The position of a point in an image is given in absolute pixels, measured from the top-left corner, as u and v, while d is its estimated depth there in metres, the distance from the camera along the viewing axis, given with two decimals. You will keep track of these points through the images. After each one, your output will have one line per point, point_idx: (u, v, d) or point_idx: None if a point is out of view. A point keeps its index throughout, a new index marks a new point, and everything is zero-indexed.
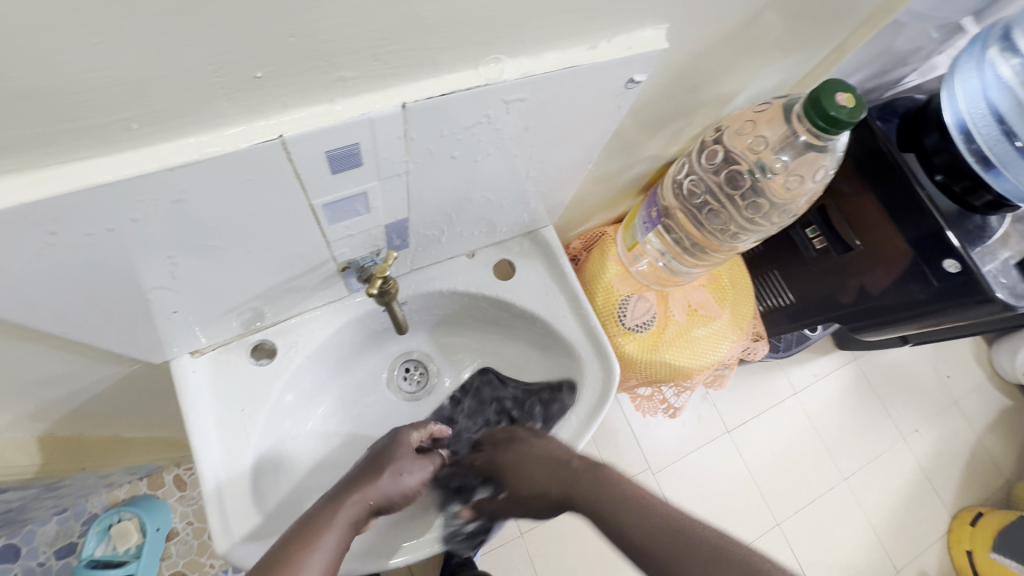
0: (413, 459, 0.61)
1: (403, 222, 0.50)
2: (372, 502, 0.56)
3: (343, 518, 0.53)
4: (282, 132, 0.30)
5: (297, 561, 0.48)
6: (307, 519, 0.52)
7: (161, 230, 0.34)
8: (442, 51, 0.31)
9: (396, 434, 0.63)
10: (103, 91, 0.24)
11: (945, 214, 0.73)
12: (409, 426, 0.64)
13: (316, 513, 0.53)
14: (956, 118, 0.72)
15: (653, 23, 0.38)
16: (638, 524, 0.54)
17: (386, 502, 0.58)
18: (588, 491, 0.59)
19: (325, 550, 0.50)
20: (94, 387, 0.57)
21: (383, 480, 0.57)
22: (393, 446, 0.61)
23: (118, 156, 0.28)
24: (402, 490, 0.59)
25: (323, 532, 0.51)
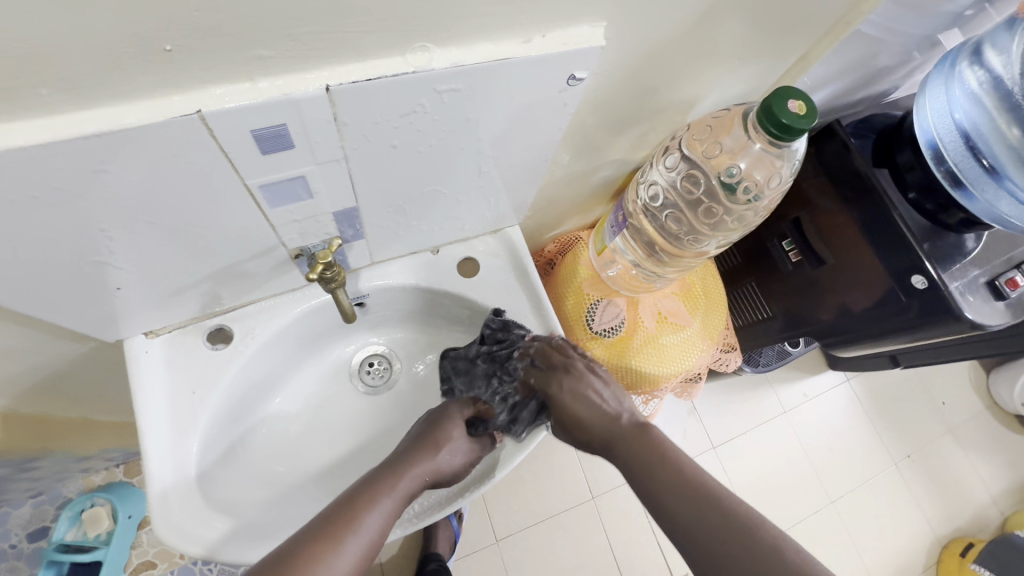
0: (465, 435, 0.63)
1: (352, 210, 0.50)
2: (426, 475, 0.58)
3: (400, 486, 0.55)
4: (201, 108, 0.31)
5: (356, 520, 0.50)
6: (362, 482, 0.54)
7: (91, 203, 0.35)
8: (365, 35, 0.32)
9: (449, 407, 0.65)
10: (11, 55, 0.25)
11: (913, 230, 0.72)
12: (455, 402, 0.66)
13: (374, 477, 0.55)
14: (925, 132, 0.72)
15: (589, 20, 0.39)
16: (671, 490, 0.54)
17: (438, 476, 0.60)
18: (636, 447, 0.59)
19: (378, 513, 0.52)
20: (50, 362, 0.58)
21: (439, 456, 0.59)
22: (447, 419, 0.63)
23: (34, 124, 0.29)
24: (454, 463, 0.61)
25: (379, 494, 0.53)
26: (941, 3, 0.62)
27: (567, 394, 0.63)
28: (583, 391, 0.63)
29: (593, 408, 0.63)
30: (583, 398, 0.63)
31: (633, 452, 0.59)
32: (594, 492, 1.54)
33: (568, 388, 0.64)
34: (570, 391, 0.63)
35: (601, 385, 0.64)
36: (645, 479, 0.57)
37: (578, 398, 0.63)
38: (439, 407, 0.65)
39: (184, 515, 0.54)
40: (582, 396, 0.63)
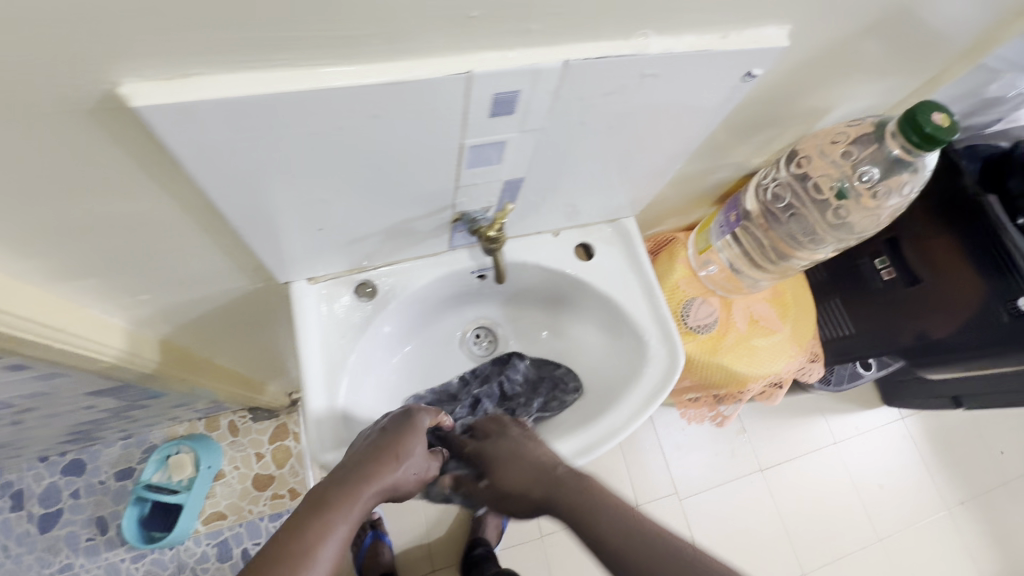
0: (419, 448, 0.58)
1: (518, 181, 0.56)
2: (384, 491, 0.53)
3: (357, 509, 0.50)
4: (473, 68, 0.37)
5: (310, 556, 0.45)
6: (315, 502, 0.49)
7: (347, 144, 0.41)
8: (606, 17, 0.38)
9: (407, 416, 0.59)
10: (370, 8, 0.31)
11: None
12: (422, 409, 0.61)
13: (326, 499, 0.49)
14: None
15: (777, 22, 0.44)
16: (615, 536, 0.54)
17: (394, 491, 0.55)
18: (575, 501, 0.57)
19: (334, 546, 0.47)
20: (221, 296, 0.65)
21: (399, 470, 0.54)
22: (404, 432, 0.57)
23: (350, 69, 0.35)
24: (407, 478, 0.56)
25: (336, 520, 0.48)
26: None
27: (503, 453, 0.63)
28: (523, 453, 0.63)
29: (525, 466, 0.61)
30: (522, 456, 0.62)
31: (582, 507, 0.56)
32: (638, 500, 1.60)
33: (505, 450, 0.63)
34: (506, 452, 0.63)
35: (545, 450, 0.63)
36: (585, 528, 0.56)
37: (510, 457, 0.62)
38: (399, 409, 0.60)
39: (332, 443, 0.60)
40: (515, 458, 0.62)
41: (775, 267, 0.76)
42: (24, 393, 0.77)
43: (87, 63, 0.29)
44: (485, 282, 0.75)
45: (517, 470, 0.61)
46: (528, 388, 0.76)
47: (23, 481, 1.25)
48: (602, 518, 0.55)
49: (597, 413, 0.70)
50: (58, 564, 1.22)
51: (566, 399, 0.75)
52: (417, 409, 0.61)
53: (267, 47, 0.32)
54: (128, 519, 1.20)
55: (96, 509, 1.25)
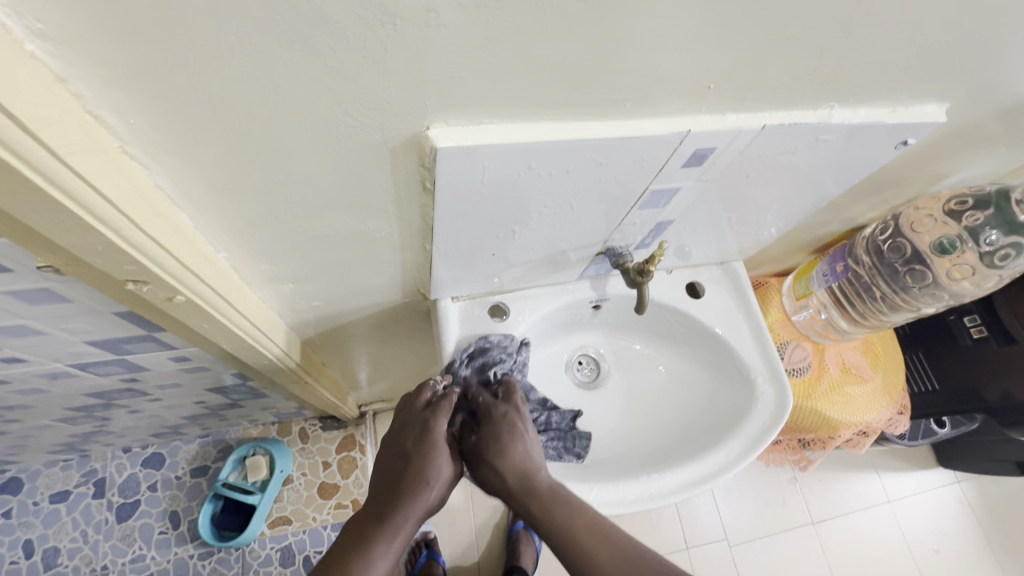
0: (445, 462, 0.60)
1: (667, 223, 0.61)
2: (419, 512, 0.57)
3: (396, 539, 0.55)
4: (691, 127, 0.43)
5: None
6: (357, 534, 0.56)
7: (560, 185, 0.47)
8: (806, 91, 0.43)
9: (421, 433, 0.61)
10: (639, 79, 0.37)
11: None
12: (435, 417, 0.62)
13: (365, 535, 0.55)
14: None
15: (937, 101, 0.50)
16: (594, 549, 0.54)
17: (429, 510, 0.59)
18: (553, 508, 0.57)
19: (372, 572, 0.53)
20: (370, 307, 0.71)
21: (425, 492, 0.58)
22: (422, 453, 0.60)
23: (597, 124, 0.41)
24: (436, 494, 0.59)
25: (373, 549, 0.54)
26: None
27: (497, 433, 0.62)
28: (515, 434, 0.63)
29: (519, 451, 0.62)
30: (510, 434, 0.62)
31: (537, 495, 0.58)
32: (688, 543, 1.59)
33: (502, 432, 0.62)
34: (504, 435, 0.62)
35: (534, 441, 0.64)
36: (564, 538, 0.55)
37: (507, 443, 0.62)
38: (418, 421, 0.62)
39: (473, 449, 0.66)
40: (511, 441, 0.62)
41: (883, 317, 0.79)
42: (163, 382, 0.83)
43: (415, 112, 0.35)
44: (599, 311, 0.80)
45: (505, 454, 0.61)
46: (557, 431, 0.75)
47: (106, 470, 1.31)
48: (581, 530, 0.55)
49: (694, 451, 0.73)
50: (131, 554, 1.26)
51: (565, 456, 0.73)
52: (431, 418, 0.62)
53: (547, 105, 0.38)
54: (204, 515, 1.24)
55: (171, 504, 1.30)
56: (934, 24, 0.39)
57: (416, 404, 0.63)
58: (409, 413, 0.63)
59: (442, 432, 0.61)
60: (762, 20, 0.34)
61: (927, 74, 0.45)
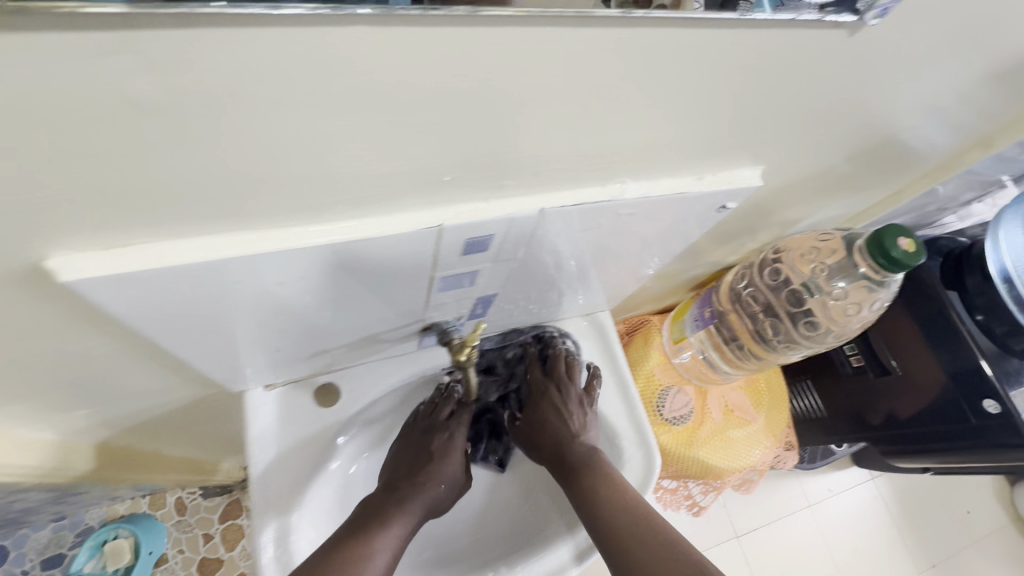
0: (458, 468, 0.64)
1: (491, 296, 0.54)
2: (425, 507, 0.59)
3: (401, 524, 0.56)
4: (443, 222, 0.35)
5: (365, 560, 0.51)
6: (374, 509, 0.56)
7: (310, 285, 0.39)
8: (582, 171, 0.37)
9: (446, 437, 0.64)
10: (335, 180, 0.30)
11: (986, 354, 0.75)
12: (458, 428, 0.65)
13: (373, 513, 0.56)
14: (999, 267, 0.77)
15: (750, 164, 0.45)
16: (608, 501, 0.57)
17: (434, 507, 0.61)
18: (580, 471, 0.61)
19: (388, 547, 0.53)
20: (168, 404, 0.60)
21: (435, 489, 0.60)
22: (440, 455, 0.63)
23: (311, 226, 0.33)
24: (444, 493, 0.62)
25: (387, 527, 0.55)
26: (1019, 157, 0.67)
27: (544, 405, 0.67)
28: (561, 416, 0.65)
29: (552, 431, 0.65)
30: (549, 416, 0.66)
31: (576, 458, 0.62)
32: None
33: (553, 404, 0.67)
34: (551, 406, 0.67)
35: (584, 418, 0.66)
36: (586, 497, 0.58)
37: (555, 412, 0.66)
38: (441, 427, 0.65)
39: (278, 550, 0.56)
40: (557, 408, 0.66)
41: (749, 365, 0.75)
42: None
43: (12, 244, 0.26)
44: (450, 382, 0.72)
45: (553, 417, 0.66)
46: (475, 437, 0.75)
47: None
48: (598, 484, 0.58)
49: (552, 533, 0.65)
50: None
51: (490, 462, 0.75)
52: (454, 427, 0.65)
53: (220, 215, 0.30)
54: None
55: None
56: (701, 100, 0.34)
57: (438, 413, 0.65)
58: (433, 418, 0.65)
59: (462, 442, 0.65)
60: (459, 106, 0.27)
61: (721, 143, 0.40)
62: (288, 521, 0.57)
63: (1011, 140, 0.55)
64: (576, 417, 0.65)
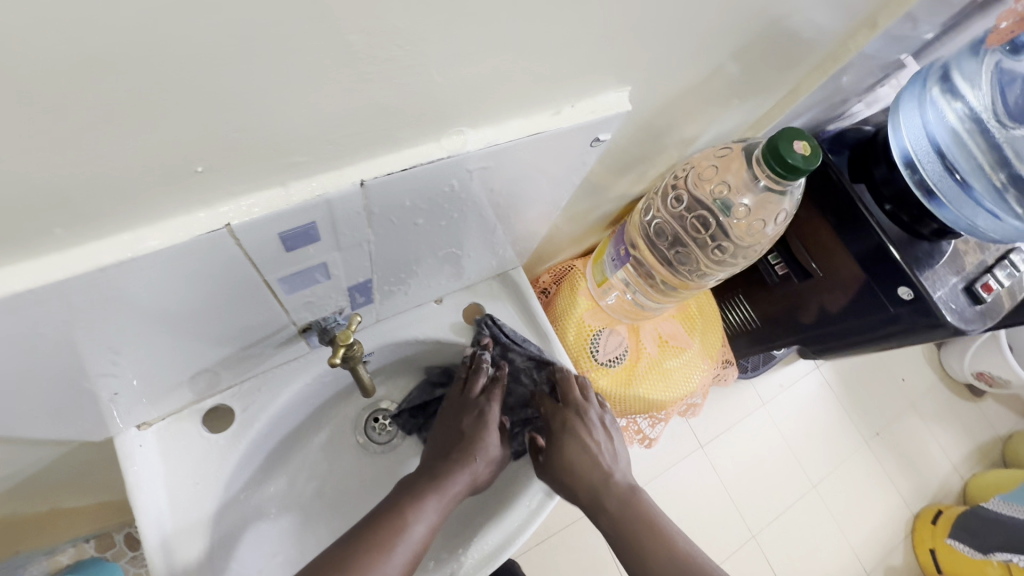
0: (495, 446, 0.61)
1: (365, 282, 0.47)
2: (465, 485, 0.57)
3: (441, 500, 0.54)
4: (230, 221, 0.28)
5: (405, 528, 0.50)
6: (411, 488, 0.55)
7: (94, 323, 0.31)
8: (398, 129, 0.30)
9: (478, 414, 0.62)
10: (21, 199, 0.21)
11: (895, 240, 0.76)
12: (488, 403, 0.63)
13: (412, 490, 0.55)
14: (901, 152, 0.75)
15: (616, 86, 0.38)
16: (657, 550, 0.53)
17: (473, 487, 0.59)
18: (618, 516, 0.57)
19: (426, 519, 0.52)
20: (26, 466, 0.52)
21: (473, 465, 0.58)
22: (474, 432, 0.61)
23: (39, 260, 0.25)
24: (482, 471, 0.60)
25: (425, 501, 0.53)
26: (913, 32, 0.63)
27: (561, 430, 0.63)
28: (584, 443, 0.62)
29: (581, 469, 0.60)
30: (575, 455, 0.61)
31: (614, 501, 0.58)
32: None
33: (573, 433, 0.62)
34: (570, 432, 0.62)
35: (608, 444, 0.63)
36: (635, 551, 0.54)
37: (579, 448, 0.61)
38: (473, 406, 0.63)
39: None
40: (580, 442, 0.62)
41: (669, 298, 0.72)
42: None
43: None
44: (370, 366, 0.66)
45: (580, 456, 0.61)
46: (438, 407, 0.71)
47: None
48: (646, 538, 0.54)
49: (498, 509, 0.62)
50: None
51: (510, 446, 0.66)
52: (486, 404, 0.63)
53: None
54: None
55: None
56: (518, 21, 0.27)
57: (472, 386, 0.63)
58: (463, 398, 0.64)
59: (495, 418, 0.63)
60: (147, 75, 0.19)
61: (570, 67, 0.34)
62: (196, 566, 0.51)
63: (896, 16, 0.51)
64: (602, 443, 0.62)
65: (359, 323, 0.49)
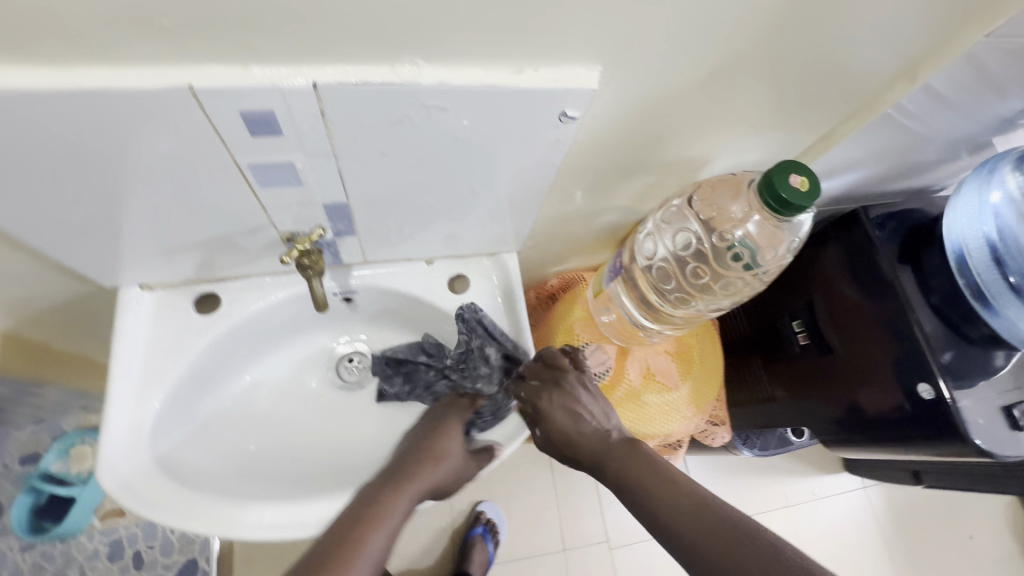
0: (461, 449, 0.61)
1: (342, 206, 0.52)
2: (427, 490, 0.57)
3: (402, 504, 0.54)
4: (192, 82, 0.34)
5: (363, 538, 0.50)
6: (374, 491, 0.55)
7: (88, 153, 0.38)
8: (347, 39, 0.34)
9: (440, 420, 0.63)
10: (23, 8, 0.28)
11: (935, 344, 0.68)
12: (452, 409, 0.64)
13: (375, 495, 0.54)
14: (951, 233, 0.70)
15: (583, 63, 0.40)
16: (660, 501, 0.51)
17: (439, 490, 0.59)
18: (619, 468, 0.55)
19: (386, 527, 0.51)
20: (54, 295, 0.62)
21: (435, 469, 0.58)
22: (436, 437, 0.61)
23: (41, 70, 0.32)
24: (450, 475, 0.59)
25: (385, 507, 0.53)
26: (989, 106, 0.58)
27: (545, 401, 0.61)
28: (572, 409, 0.60)
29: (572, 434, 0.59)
30: (562, 420, 0.60)
31: (610, 457, 0.56)
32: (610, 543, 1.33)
33: (557, 402, 0.60)
34: (556, 402, 0.61)
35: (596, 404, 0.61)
36: (641, 501, 0.52)
37: (566, 412, 0.60)
38: (438, 413, 0.64)
39: (126, 447, 0.57)
40: (568, 409, 0.60)
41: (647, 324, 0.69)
42: None
43: None
44: (352, 305, 0.71)
45: (568, 420, 0.60)
46: (411, 364, 0.69)
47: None
48: (649, 487, 0.52)
49: None
50: None
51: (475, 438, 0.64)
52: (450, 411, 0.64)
53: None
54: (15, 508, 1.10)
55: None
56: None
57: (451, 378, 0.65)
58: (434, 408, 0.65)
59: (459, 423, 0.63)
60: None
61: (526, 25, 0.36)
62: (143, 421, 0.59)
63: (938, 70, 0.47)
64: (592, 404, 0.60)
65: (320, 234, 0.55)
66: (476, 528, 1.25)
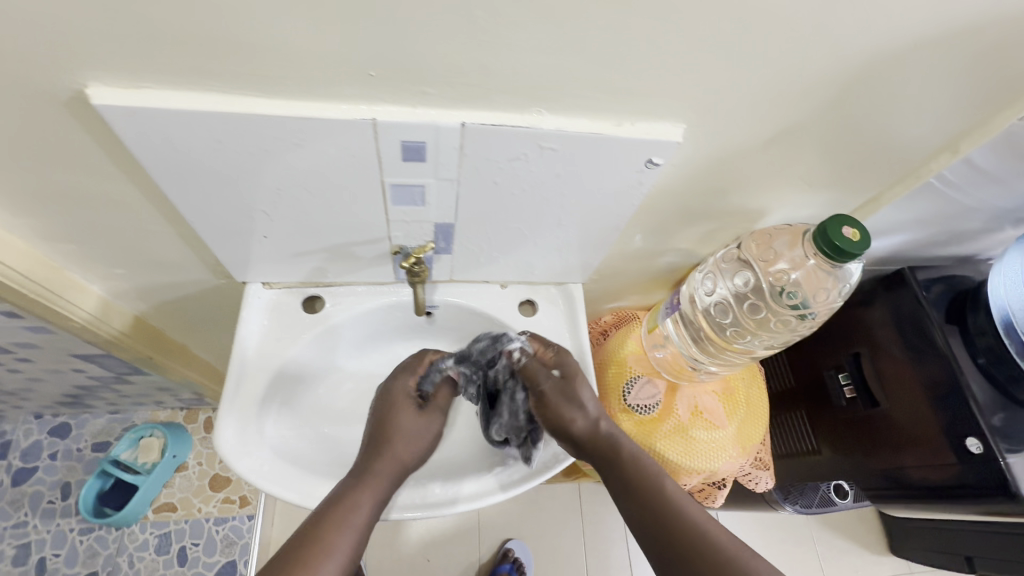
0: (416, 425, 0.62)
1: (448, 226, 0.61)
2: (389, 475, 0.58)
3: (367, 494, 0.55)
4: (376, 117, 0.45)
5: (331, 538, 0.50)
6: (338, 487, 0.55)
7: (278, 164, 0.49)
8: (495, 92, 0.44)
9: (387, 399, 0.63)
10: (282, 57, 0.40)
11: (983, 403, 0.71)
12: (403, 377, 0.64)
13: (340, 492, 0.54)
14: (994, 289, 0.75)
15: (671, 120, 0.49)
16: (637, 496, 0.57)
17: (403, 470, 0.60)
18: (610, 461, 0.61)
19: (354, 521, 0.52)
20: (190, 286, 0.73)
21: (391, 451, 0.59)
22: (390, 418, 0.61)
23: (272, 100, 0.43)
24: (412, 454, 0.61)
25: (349, 500, 0.53)
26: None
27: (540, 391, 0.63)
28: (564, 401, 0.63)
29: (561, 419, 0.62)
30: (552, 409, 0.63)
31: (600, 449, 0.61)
32: None
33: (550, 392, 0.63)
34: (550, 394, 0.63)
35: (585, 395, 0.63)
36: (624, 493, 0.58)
37: (561, 402, 0.63)
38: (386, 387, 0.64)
39: (236, 418, 0.65)
40: (560, 400, 0.63)
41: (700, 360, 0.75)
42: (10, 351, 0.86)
43: (64, 70, 0.39)
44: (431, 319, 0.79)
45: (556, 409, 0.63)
46: None
47: (14, 433, 1.26)
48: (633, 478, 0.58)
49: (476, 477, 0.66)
50: (15, 519, 1.21)
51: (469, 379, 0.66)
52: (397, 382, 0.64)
53: (202, 75, 0.41)
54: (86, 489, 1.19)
55: (67, 475, 1.24)
56: (588, 40, 0.40)
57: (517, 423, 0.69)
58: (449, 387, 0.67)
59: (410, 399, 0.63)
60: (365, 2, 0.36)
61: (631, 89, 0.46)
62: (253, 397, 0.67)
63: (977, 145, 0.55)
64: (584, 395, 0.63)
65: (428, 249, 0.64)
66: (504, 565, 1.25)
